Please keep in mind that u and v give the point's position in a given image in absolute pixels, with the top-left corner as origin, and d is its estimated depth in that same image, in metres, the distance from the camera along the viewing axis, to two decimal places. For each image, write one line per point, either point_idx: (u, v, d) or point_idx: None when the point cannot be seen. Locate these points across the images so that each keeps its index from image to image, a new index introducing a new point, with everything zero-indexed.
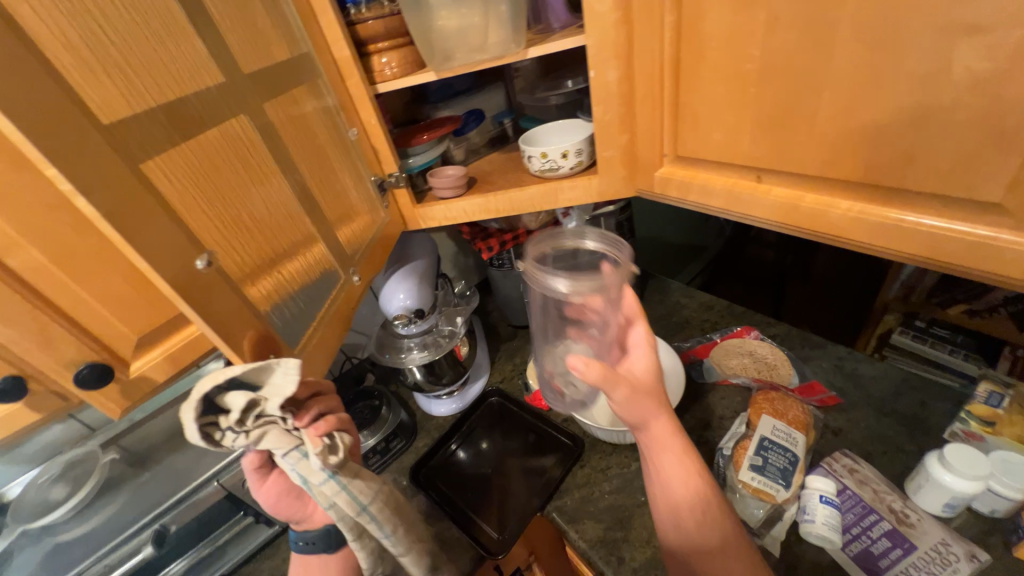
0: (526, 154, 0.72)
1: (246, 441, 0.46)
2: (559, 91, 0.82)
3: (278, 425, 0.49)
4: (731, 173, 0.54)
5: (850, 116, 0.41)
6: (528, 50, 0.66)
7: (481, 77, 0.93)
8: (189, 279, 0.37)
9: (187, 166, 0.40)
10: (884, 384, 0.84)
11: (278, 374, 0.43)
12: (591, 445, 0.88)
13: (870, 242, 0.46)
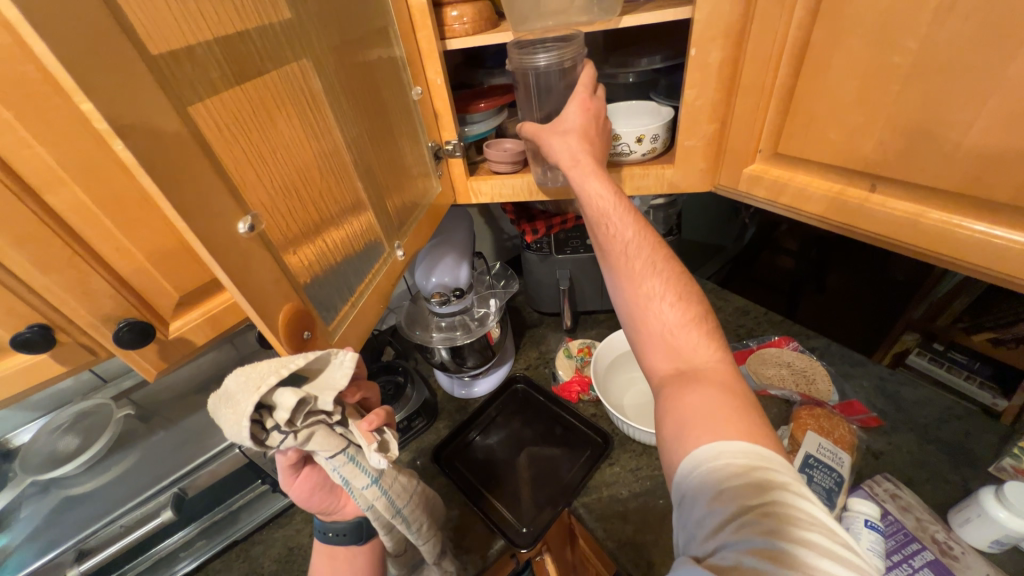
0: None
1: (293, 442, 0.40)
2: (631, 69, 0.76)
3: (325, 424, 0.42)
4: (838, 179, 0.50)
5: (1014, 129, 0.37)
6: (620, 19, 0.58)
7: None
8: (225, 242, 0.32)
9: (234, 112, 0.34)
10: (927, 410, 0.82)
11: (335, 367, 0.40)
12: (620, 443, 0.85)
13: (999, 270, 0.43)
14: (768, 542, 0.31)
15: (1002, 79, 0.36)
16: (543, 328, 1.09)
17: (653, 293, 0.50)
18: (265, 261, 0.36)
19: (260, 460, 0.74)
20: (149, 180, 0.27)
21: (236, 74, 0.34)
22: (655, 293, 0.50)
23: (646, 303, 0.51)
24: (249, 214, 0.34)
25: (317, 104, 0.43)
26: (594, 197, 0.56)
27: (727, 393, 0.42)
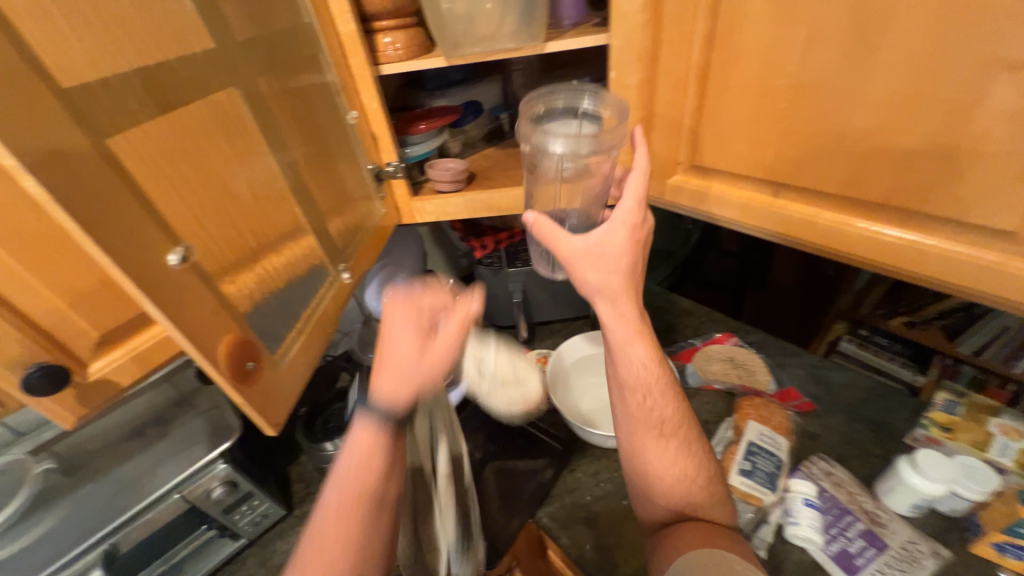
0: None
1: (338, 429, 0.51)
2: None
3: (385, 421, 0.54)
4: (748, 187, 0.55)
5: (878, 139, 0.42)
6: (545, 45, 0.62)
7: (479, 67, 0.89)
8: (151, 274, 0.30)
9: (162, 139, 0.32)
10: (853, 392, 0.89)
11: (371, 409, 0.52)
12: (580, 449, 0.87)
13: (885, 262, 0.48)
14: None
15: (864, 96, 0.42)
16: (500, 342, 1.10)
17: (656, 377, 0.55)
18: (199, 293, 0.34)
19: (203, 504, 0.69)
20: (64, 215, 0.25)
21: (162, 102, 0.32)
22: (662, 429, 0.54)
23: (651, 408, 0.54)
24: (180, 245, 0.32)
25: (252, 129, 0.41)
26: (608, 309, 0.54)
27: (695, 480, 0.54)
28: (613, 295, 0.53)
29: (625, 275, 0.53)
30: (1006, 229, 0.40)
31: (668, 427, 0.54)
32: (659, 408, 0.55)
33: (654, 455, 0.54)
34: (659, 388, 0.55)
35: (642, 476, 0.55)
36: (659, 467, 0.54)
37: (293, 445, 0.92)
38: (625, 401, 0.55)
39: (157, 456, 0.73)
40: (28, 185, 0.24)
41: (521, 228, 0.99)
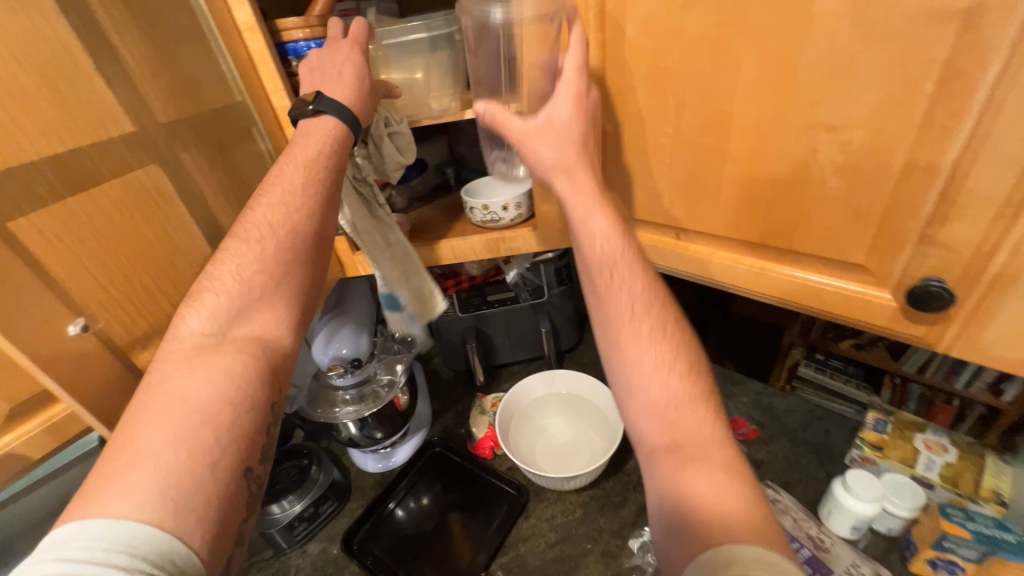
0: (469, 205, 0.76)
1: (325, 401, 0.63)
2: None
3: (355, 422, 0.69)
4: (655, 231, 0.60)
5: (747, 188, 0.48)
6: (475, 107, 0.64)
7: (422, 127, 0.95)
8: (45, 347, 0.32)
9: (71, 219, 0.35)
10: (796, 416, 0.92)
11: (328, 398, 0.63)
12: (536, 493, 0.86)
13: (775, 295, 0.53)
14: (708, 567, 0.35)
15: (731, 152, 0.47)
16: (458, 387, 1.09)
17: (645, 297, 0.50)
18: (100, 361, 0.36)
19: None
20: None
21: (75, 186, 0.35)
22: (663, 360, 0.47)
23: (646, 325, 0.48)
24: (82, 315, 0.35)
25: (176, 202, 0.44)
26: (578, 211, 0.52)
27: (713, 449, 0.42)
28: (568, 164, 0.51)
29: (578, 160, 0.52)
30: (860, 262, 0.46)
31: (668, 355, 0.47)
32: (658, 336, 0.48)
33: (651, 418, 0.45)
34: (655, 310, 0.49)
35: (639, 414, 0.46)
36: (667, 409, 0.45)
37: None
38: (613, 335, 0.49)
39: None
40: None
41: (469, 274, 0.96)
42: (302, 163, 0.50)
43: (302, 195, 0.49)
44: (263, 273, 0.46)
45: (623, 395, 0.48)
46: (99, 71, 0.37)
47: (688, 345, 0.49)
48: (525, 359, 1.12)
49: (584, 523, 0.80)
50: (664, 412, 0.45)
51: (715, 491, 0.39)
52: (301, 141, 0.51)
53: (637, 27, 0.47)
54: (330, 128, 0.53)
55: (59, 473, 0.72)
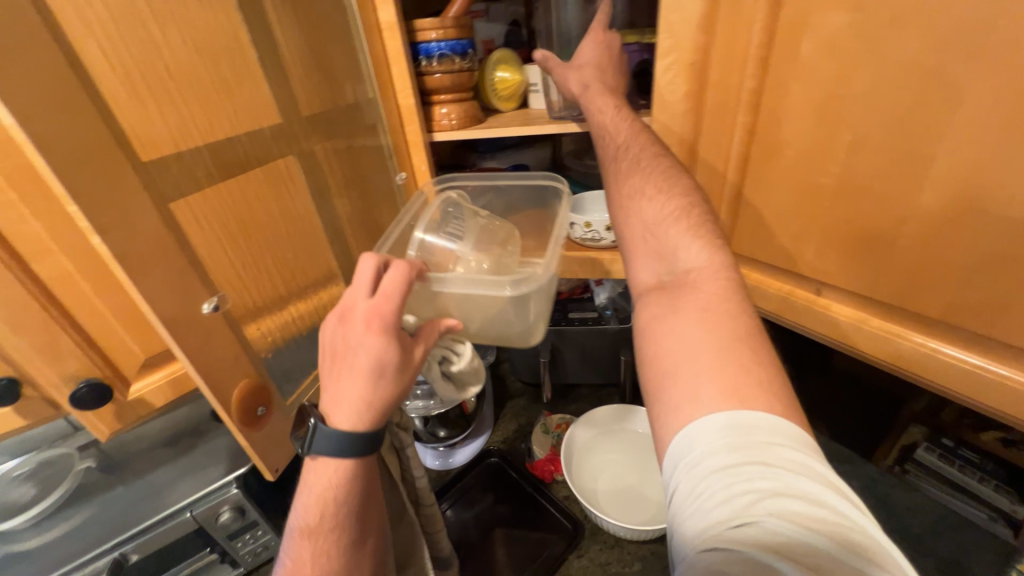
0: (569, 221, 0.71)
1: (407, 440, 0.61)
2: None
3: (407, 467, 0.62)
4: (788, 281, 0.51)
5: (935, 251, 0.39)
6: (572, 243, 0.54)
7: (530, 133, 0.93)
8: (186, 322, 0.33)
9: (217, 201, 0.37)
10: (919, 518, 0.77)
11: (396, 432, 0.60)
12: (591, 532, 0.80)
13: (945, 385, 0.43)
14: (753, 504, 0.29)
15: (919, 204, 0.39)
16: (523, 399, 1.06)
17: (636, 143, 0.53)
18: (225, 340, 0.36)
19: (210, 526, 0.71)
20: (120, 270, 0.29)
21: (226, 171, 0.37)
22: (637, 190, 0.51)
23: (636, 171, 0.52)
24: (215, 294, 0.35)
25: (304, 192, 0.46)
26: (592, 103, 0.57)
27: (707, 312, 0.40)
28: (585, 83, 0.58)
29: (597, 82, 0.58)
30: None
31: (675, 208, 0.48)
32: (647, 175, 0.51)
33: (645, 259, 0.48)
34: (641, 155, 0.52)
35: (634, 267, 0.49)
36: (657, 245, 0.48)
37: None
38: (616, 178, 0.53)
39: (179, 471, 0.76)
40: (94, 241, 0.28)
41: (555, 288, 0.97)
42: (312, 494, 0.43)
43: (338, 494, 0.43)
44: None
45: (621, 235, 0.51)
46: (261, 66, 0.39)
47: (680, 181, 0.50)
48: (597, 384, 1.06)
49: None
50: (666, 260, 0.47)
51: (700, 337, 0.39)
52: (342, 375, 0.40)
53: (818, 47, 0.40)
54: (331, 471, 0.42)
55: (173, 410, 0.85)
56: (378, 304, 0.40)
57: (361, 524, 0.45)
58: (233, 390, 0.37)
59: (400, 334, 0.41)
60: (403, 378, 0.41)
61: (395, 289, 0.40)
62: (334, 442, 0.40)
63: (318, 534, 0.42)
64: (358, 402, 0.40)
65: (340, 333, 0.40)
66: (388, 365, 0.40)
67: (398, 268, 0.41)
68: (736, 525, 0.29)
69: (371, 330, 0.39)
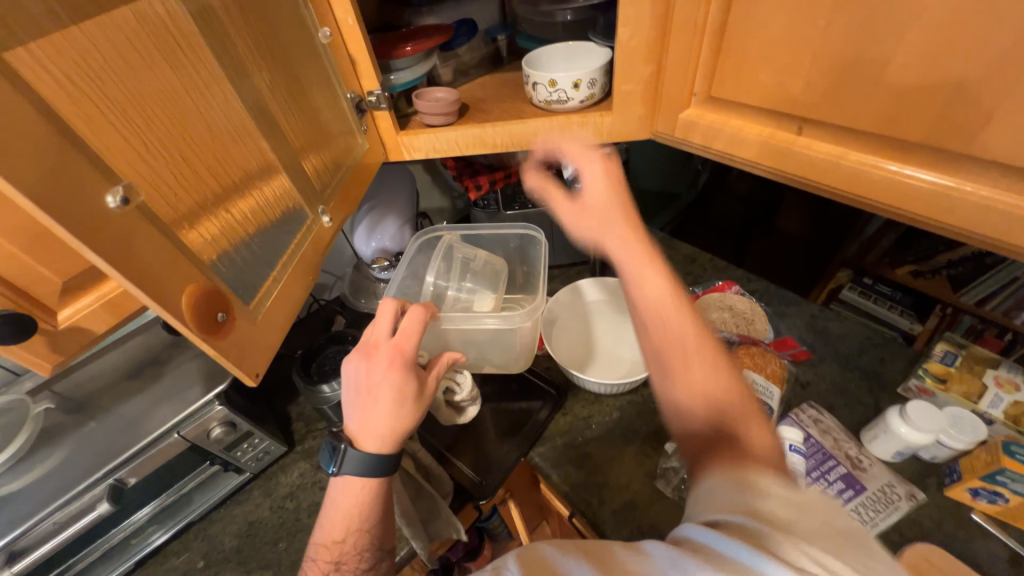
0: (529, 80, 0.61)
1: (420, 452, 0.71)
2: (569, 6, 0.70)
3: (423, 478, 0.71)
4: (769, 122, 0.49)
5: (930, 64, 0.37)
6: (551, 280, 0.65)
7: None
8: (89, 220, 0.26)
9: (83, 57, 0.27)
10: (850, 341, 0.88)
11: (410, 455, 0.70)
12: (573, 394, 0.88)
13: (913, 211, 0.44)
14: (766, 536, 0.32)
15: (922, 10, 0.35)
16: None
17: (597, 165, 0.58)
18: (152, 242, 0.30)
19: (204, 443, 0.71)
20: None
21: (79, 12, 0.27)
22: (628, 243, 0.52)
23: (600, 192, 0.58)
24: (120, 185, 0.28)
25: (202, 49, 0.35)
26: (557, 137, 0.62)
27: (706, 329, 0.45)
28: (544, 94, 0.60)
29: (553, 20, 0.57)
30: None
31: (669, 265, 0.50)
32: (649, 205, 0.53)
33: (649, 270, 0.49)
34: (610, 187, 0.58)
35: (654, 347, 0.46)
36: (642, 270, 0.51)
37: (291, 388, 0.93)
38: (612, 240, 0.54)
39: (153, 399, 0.73)
40: None
41: (519, 167, 0.91)
42: (339, 512, 0.47)
43: (362, 508, 0.46)
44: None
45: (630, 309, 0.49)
46: None
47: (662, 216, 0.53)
48: (567, 264, 1.07)
49: (620, 424, 0.82)
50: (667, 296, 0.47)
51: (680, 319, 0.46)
52: (370, 404, 0.47)
53: None
54: (357, 490, 0.46)
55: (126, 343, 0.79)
56: (397, 343, 0.49)
57: (377, 540, 0.47)
58: (184, 298, 0.33)
59: (416, 369, 0.49)
60: (422, 406, 0.49)
61: (413, 329, 0.50)
62: (359, 465, 0.45)
63: (341, 551, 0.45)
64: (382, 429, 0.46)
65: (366, 367, 0.48)
66: (408, 392, 0.47)
67: (415, 312, 0.51)
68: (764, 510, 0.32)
69: (394, 365, 0.48)
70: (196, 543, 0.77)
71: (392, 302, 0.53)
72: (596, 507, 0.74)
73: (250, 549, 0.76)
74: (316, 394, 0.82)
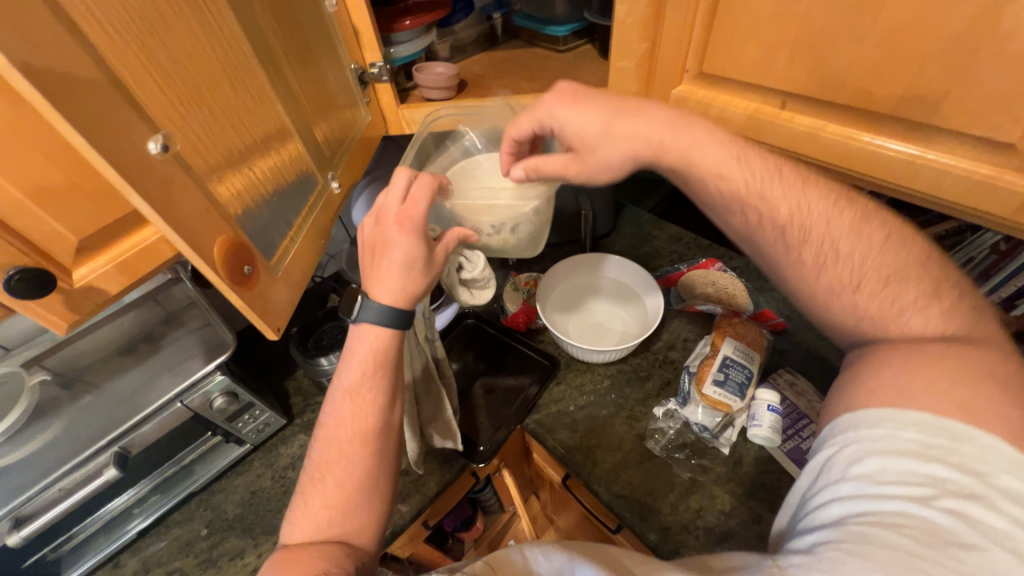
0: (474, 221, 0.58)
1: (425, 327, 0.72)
2: None
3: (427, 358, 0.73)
4: (755, 97, 0.52)
5: (903, 39, 0.40)
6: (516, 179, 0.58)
7: None
8: (135, 165, 0.28)
9: (124, 7, 0.28)
10: None
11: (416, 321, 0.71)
12: (566, 364, 0.91)
13: (883, 178, 0.49)
14: (854, 529, 0.35)
15: None
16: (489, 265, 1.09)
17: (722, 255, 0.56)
18: (188, 190, 0.32)
19: (207, 413, 0.72)
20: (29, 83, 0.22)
21: None
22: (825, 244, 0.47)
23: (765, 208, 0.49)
24: (160, 133, 0.30)
25: (223, 6, 0.36)
26: (625, 137, 0.52)
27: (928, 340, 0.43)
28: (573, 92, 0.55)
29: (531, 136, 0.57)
30: (1008, 141, 0.41)
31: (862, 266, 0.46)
32: (854, 254, 0.46)
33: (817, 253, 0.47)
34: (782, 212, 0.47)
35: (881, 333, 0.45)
36: (883, 319, 0.45)
37: (287, 362, 0.94)
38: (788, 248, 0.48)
39: (154, 371, 0.74)
40: None
41: None
42: (355, 360, 0.51)
43: (377, 361, 0.51)
44: (358, 430, 0.50)
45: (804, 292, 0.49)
46: None
47: (909, 246, 0.46)
48: (558, 243, 1.10)
49: (611, 391, 0.87)
50: (808, 278, 0.48)
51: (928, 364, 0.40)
52: (385, 266, 0.50)
53: None
54: (372, 338, 0.51)
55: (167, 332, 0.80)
56: (407, 211, 0.49)
57: (385, 394, 0.51)
58: (215, 246, 0.34)
59: (426, 234, 0.50)
60: (432, 273, 0.52)
61: (421, 196, 0.49)
62: (380, 317, 0.50)
63: (358, 394, 0.50)
64: (397, 294, 0.50)
65: (384, 232, 0.50)
66: (418, 259, 0.50)
67: (426, 180, 0.50)
68: (867, 516, 0.35)
69: (404, 231, 0.49)
70: (199, 513, 0.78)
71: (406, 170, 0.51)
72: (590, 466, 0.78)
73: (254, 516, 0.77)
74: (315, 367, 0.84)
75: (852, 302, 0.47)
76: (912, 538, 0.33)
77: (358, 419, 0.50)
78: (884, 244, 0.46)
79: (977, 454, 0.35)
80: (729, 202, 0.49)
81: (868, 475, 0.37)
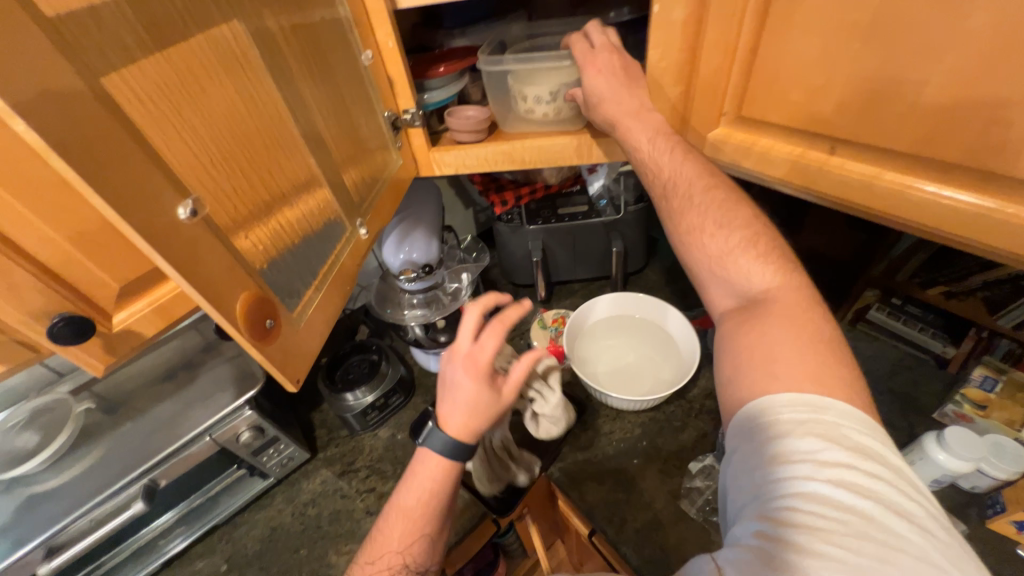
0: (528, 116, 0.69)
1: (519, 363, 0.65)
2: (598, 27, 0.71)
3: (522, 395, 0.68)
4: (800, 141, 0.49)
5: (971, 84, 0.37)
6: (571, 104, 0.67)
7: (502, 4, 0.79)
8: (164, 230, 0.28)
9: (164, 82, 0.30)
10: (881, 363, 0.86)
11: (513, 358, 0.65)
12: (595, 409, 0.87)
13: (950, 231, 0.44)
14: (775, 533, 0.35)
15: (959, 36, 0.36)
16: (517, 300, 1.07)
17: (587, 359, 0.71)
18: (214, 249, 0.32)
19: (233, 446, 0.73)
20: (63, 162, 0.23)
21: (162, 39, 0.29)
22: (696, 226, 0.54)
23: (644, 167, 0.57)
24: (190, 198, 0.30)
25: (260, 69, 0.38)
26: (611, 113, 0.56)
27: (796, 321, 0.46)
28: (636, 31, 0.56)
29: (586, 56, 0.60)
30: None
31: (711, 224, 0.53)
32: (700, 209, 0.54)
33: (680, 214, 0.55)
34: (691, 190, 0.54)
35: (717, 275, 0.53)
36: (724, 275, 0.52)
37: (315, 394, 0.95)
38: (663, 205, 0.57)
39: (188, 402, 0.75)
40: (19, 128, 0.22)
41: (545, 182, 0.92)
42: (415, 481, 0.49)
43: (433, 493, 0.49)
44: (404, 541, 0.48)
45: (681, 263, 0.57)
46: None
47: (740, 211, 0.54)
48: (588, 278, 1.08)
49: (643, 441, 0.81)
50: (674, 225, 0.56)
51: (780, 337, 0.45)
52: (449, 389, 0.49)
53: None
54: (434, 469, 0.49)
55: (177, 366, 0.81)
56: (475, 354, 0.49)
57: (441, 514, 0.49)
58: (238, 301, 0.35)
59: (490, 380, 0.49)
60: (497, 408, 0.49)
61: (490, 345, 0.49)
62: (446, 447, 0.48)
63: (410, 517, 0.48)
64: (471, 424, 0.48)
65: (453, 369, 0.50)
66: (482, 404, 0.49)
67: (496, 325, 0.50)
68: (785, 509, 0.36)
69: (470, 374, 0.48)
70: (220, 547, 0.78)
71: (497, 292, 0.52)
72: (619, 524, 0.73)
73: (272, 554, 0.76)
74: (340, 402, 0.84)
75: (712, 249, 0.53)
76: (836, 529, 0.34)
77: (406, 537, 0.48)
78: (736, 210, 0.53)
79: (852, 428, 0.39)
80: (655, 190, 0.57)
81: (784, 466, 0.38)
